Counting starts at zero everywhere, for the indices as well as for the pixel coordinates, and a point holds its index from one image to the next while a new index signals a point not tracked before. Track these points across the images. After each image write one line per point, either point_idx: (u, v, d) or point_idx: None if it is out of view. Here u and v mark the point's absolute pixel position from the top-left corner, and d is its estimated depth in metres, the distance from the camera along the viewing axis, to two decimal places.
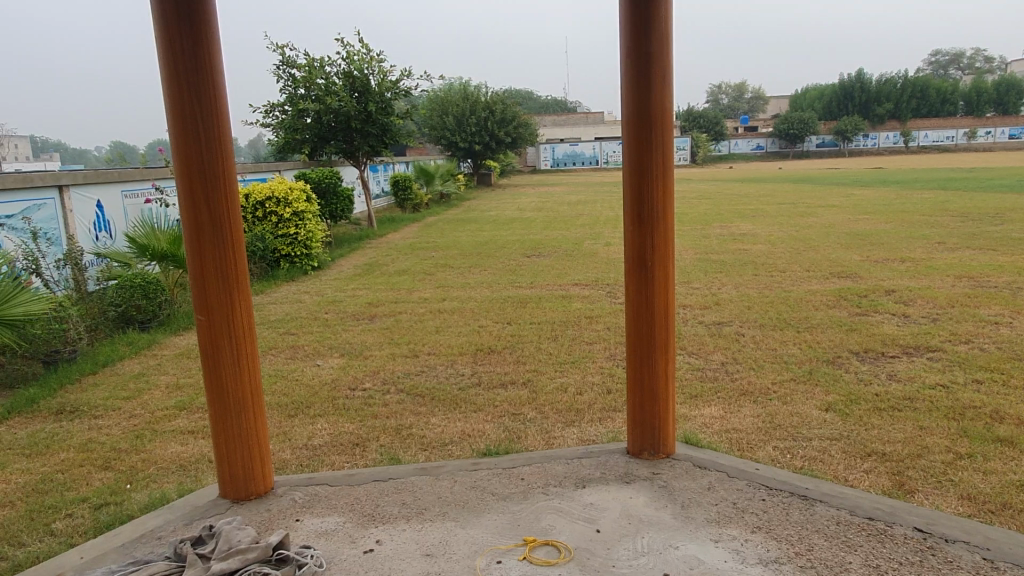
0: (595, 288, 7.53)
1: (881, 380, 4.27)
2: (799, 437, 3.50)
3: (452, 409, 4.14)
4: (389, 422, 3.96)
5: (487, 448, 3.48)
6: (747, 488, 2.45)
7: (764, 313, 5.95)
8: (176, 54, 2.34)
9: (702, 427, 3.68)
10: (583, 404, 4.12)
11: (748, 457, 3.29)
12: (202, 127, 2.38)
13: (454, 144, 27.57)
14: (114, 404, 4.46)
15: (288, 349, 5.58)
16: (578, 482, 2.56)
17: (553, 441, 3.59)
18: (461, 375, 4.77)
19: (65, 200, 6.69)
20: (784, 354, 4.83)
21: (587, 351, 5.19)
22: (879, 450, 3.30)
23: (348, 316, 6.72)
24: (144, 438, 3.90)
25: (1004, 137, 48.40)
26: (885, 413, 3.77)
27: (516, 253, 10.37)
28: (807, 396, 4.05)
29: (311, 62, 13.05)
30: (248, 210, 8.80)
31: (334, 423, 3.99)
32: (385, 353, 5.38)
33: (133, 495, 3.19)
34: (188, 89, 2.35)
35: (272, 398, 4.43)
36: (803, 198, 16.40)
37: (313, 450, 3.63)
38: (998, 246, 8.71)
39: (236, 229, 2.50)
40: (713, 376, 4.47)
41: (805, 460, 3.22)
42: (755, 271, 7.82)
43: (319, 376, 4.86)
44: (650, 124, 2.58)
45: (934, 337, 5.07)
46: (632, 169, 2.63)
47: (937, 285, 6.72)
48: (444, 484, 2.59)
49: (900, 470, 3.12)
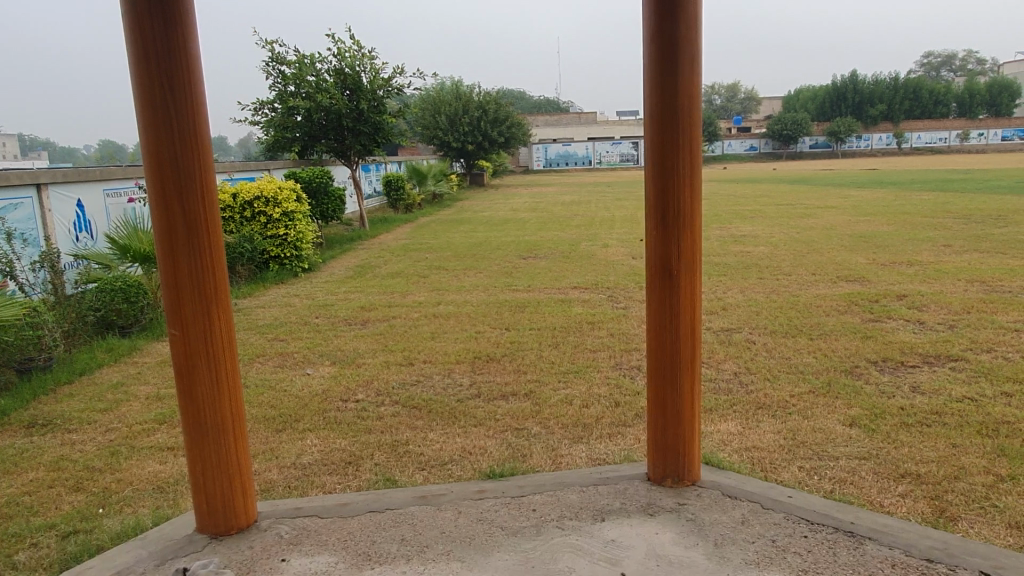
0: (594, 292, 7.28)
1: (905, 393, 4.03)
2: (825, 456, 3.27)
3: (451, 423, 3.88)
4: (384, 438, 3.70)
5: (490, 469, 3.23)
6: (785, 523, 2.21)
7: (773, 319, 5.72)
8: (145, 36, 2.02)
9: (719, 445, 3.44)
10: (590, 419, 3.86)
11: (774, 479, 3.04)
12: (174, 114, 2.05)
13: (446, 144, 27.30)
14: (90, 417, 4.18)
15: (276, 357, 5.31)
16: (595, 514, 2.30)
17: (559, 460, 3.35)
18: (458, 386, 4.52)
19: (43, 200, 6.38)
20: (799, 363, 4.59)
21: (591, 360, 4.94)
22: (913, 471, 3.07)
23: (339, 321, 6.45)
24: (120, 455, 3.62)
25: (997, 138, 48.50)
26: (913, 429, 3.53)
27: (511, 254, 10.13)
28: (829, 410, 3.81)
29: (301, 59, 12.77)
30: (236, 211, 8.51)
31: (325, 439, 3.73)
32: (378, 361, 5.11)
33: (105, 521, 2.91)
34: (157, 72, 2.03)
35: (258, 411, 4.16)
36: (802, 199, 16.19)
37: (302, 469, 3.37)
38: (1006, 249, 8.52)
39: (215, 235, 2.19)
40: (727, 387, 4.23)
41: (834, 483, 2.98)
42: (760, 275, 7.60)
43: (308, 386, 4.60)
44: (675, 118, 2.33)
45: (954, 345, 4.85)
46: (654, 168, 2.38)
47: (949, 290, 6.50)
48: (447, 516, 2.33)
49: (938, 494, 2.89)
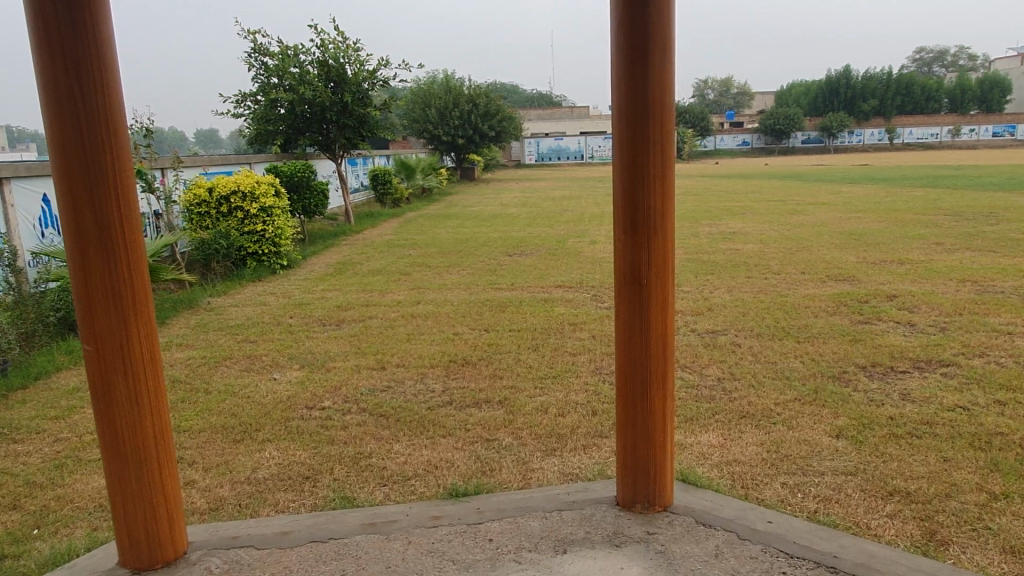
0: (578, 291, 7.09)
1: (894, 401, 3.86)
2: (810, 471, 3.08)
3: (419, 434, 3.69)
4: (346, 450, 3.50)
5: (454, 486, 3.04)
6: (762, 557, 2.05)
7: (760, 321, 5.53)
8: (48, 21, 1.81)
9: (699, 459, 3.25)
10: (566, 428, 3.67)
11: (754, 498, 2.86)
12: (84, 108, 1.85)
13: (436, 138, 27.02)
14: (40, 425, 3.96)
15: (244, 360, 5.10)
16: (556, 545, 2.12)
17: (530, 475, 3.16)
18: (431, 393, 4.31)
19: (7, 196, 6.12)
20: (785, 368, 4.41)
21: (571, 364, 4.74)
22: (901, 488, 2.89)
23: (313, 321, 6.23)
24: (65, 469, 3.41)
25: (988, 134, 48.32)
26: (903, 441, 3.36)
27: (496, 251, 9.92)
28: (815, 420, 3.63)
29: (284, 50, 12.50)
30: (212, 206, 8.23)
31: (284, 450, 3.53)
32: (349, 365, 4.90)
33: (36, 545, 2.71)
34: (64, 60, 1.82)
35: (217, 419, 3.96)
36: (793, 195, 16.03)
37: (257, 485, 3.17)
38: (997, 247, 8.35)
39: (133, 243, 1.98)
40: (710, 395, 4.04)
41: (819, 502, 2.80)
42: (748, 273, 7.43)
43: (273, 393, 4.38)
44: (646, 112, 2.13)
45: (945, 349, 4.68)
46: (623, 166, 2.18)
47: (941, 290, 6.34)
48: (395, 547, 2.15)
49: (928, 514, 2.71)
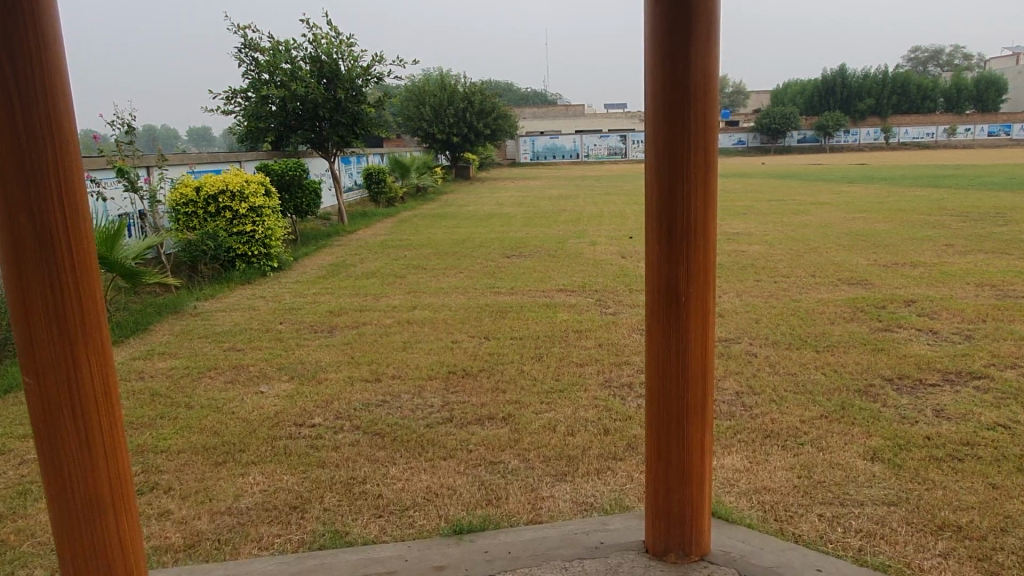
0: (581, 295, 6.82)
1: (928, 418, 3.58)
2: (848, 501, 2.81)
3: (417, 455, 3.40)
4: (337, 474, 3.20)
5: (457, 519, 2.74)
6: None
7: (776, 328, 5.26)
8: None
9: (725, 485, 2.98)
10: (575, 450, 3.38)
11: (790, 533, 2.58)
12: (19, 100, 1.56)
13: (431, 136, 26.67)
14: (5, 445, 3.64)
15: (230, 370, 4.80)
16: None
17: (540, 504, 2.87)
18: (429, 408, 4.02)
19: None
20: (806, 381, 4.14)
21: (577, 376, 4.46)
22: (951, 522, 2.62)
23: (304, 328, 5.92)
24: (29, 497, 3.10)
25: (984, 134, 48.10)
26: (944, 464, 3.09)
27: (495, 253, 9.64)
28: (846, 440, 3.35)
29: (276, 45, 12.17)
30: (198, 206, 7.86)
31: (269, 475, 3.23)
32: (341, 376, 4.60)
33: None
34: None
35: (199, 439, 3.65)
36: (794, 195, 15.78)
37: (240, 516, 2.88)
38: (1009, 249, 8.12)
39: (87, 259, 1.70)
40: (730, 412, 3.76)
41: (863, 539, 2.52)
42: (756, 276, 7.16)
43: (259, 408, 4.08)
44: (687, 107, 1.86)
45: (974, 360, 4.42)
46: (658, 170, 1.93)
47: (960, 295, 6.08)
48: None
49: (985, 553, 2.43)
